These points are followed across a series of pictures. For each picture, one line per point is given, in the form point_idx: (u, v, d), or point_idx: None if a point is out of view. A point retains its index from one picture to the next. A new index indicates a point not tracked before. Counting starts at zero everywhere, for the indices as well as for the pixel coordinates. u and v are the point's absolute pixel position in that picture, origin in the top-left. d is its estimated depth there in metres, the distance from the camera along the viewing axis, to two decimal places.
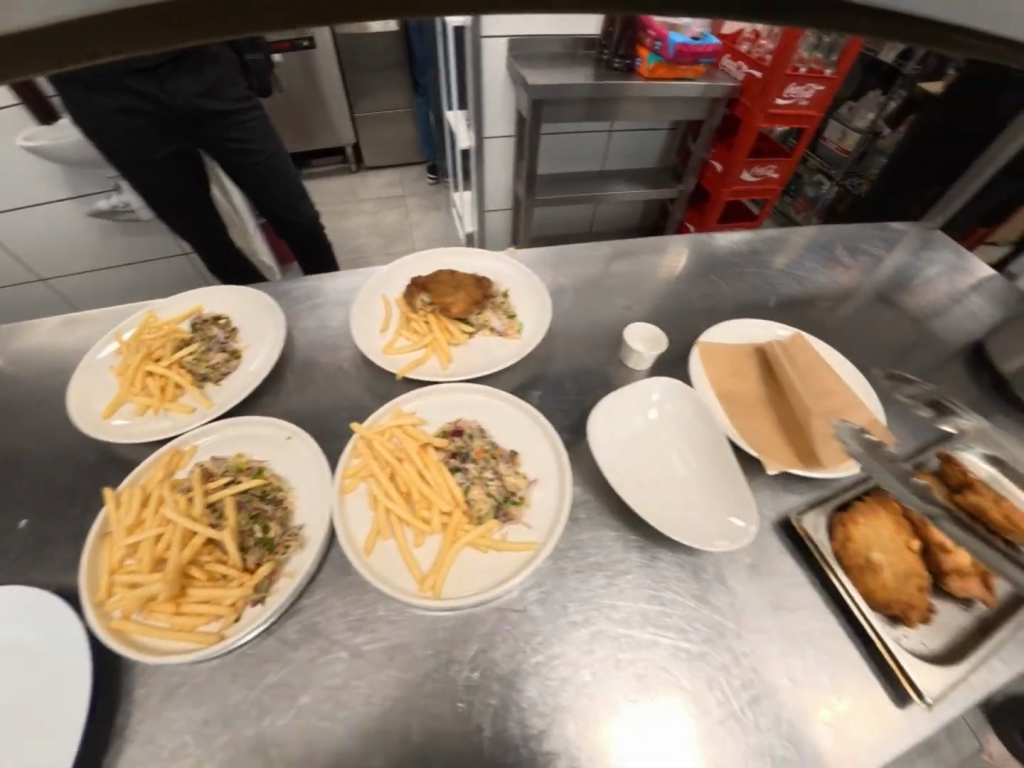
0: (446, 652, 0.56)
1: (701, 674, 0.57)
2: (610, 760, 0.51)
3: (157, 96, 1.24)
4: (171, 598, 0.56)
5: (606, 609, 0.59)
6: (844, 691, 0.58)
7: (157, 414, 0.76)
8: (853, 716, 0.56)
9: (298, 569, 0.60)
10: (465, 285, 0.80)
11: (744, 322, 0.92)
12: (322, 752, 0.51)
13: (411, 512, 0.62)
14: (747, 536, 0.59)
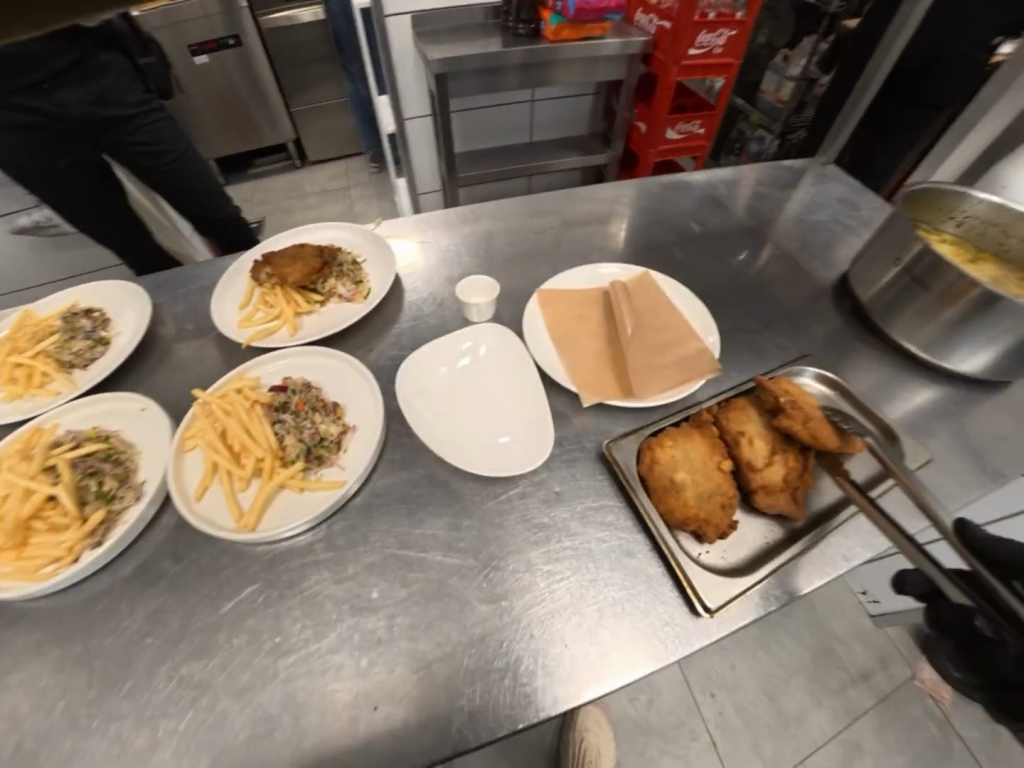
0: (254, 580, 0.61)
1: (490, 594, 0.60)
2: (389, 672, 0.55)
3: (46, 108, 1.27)
4: (12, 547, 0.62)
5: (408, 538, 0.64)
6: (634, 598, 0.61)
7: (24, 400, 0.81)
8: (641, 621, 0.59)
9: (132, 516, 0.65)
10: (303, 257, 0.84)
11: (595, 268, 0.95)
12: (132, 671, 0.56)
13: (235, 463, 0.67)
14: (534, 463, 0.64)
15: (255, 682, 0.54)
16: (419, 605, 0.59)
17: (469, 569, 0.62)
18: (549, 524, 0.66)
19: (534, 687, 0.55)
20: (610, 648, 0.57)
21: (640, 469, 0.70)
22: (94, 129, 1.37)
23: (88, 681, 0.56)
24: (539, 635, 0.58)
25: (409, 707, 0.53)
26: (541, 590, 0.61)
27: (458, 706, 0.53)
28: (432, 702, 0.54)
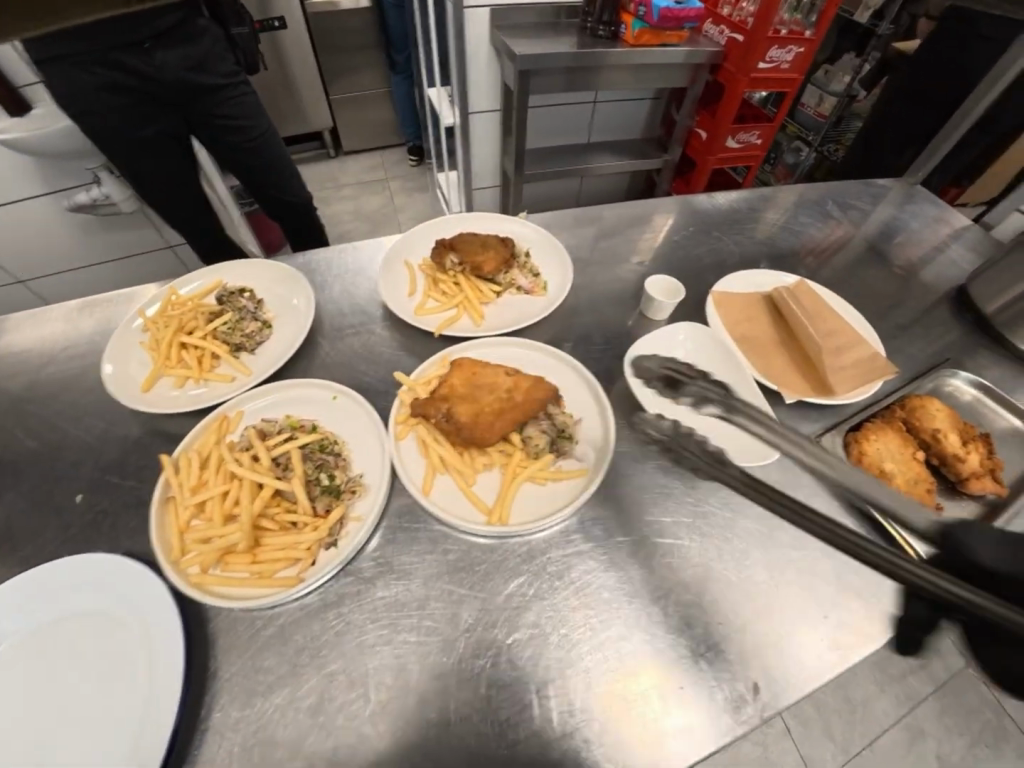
0: (518, 576, 0.59)
1: (744, 570, 0.62)
2: (674, 646, 0.56)
3: (144, 71, 1.21)
4: (248, 549, 0.59)
5: (656, 524, 0.65)
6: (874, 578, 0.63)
7: (196, 385, 0.77)
8: (859, 614, 0.60)
9: (366, 512, 0.62)
10: (492, 245, 0.82)
11: (751, 273, 0.99)
12: (414, 668, 0.54)
13: (465, 456, 0.64)
14: (779, 451, 0.67)
15: (547, 676, 0.54)
16: (681, 594, 0.59)
17: (714, 556, 0.63)
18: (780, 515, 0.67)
19: (810, 660, 0.56)
20: (784, 651, 0.57)
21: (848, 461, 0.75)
22: (185, 98, 1.31)
23: (372, 681, 0.54)
24: (721, 626, 0.58)
25: (569, 680, 0.53)
26: (726, 582, 0.61)
27: (745, 677, 0.54)
28: (604, 682, 0.53)
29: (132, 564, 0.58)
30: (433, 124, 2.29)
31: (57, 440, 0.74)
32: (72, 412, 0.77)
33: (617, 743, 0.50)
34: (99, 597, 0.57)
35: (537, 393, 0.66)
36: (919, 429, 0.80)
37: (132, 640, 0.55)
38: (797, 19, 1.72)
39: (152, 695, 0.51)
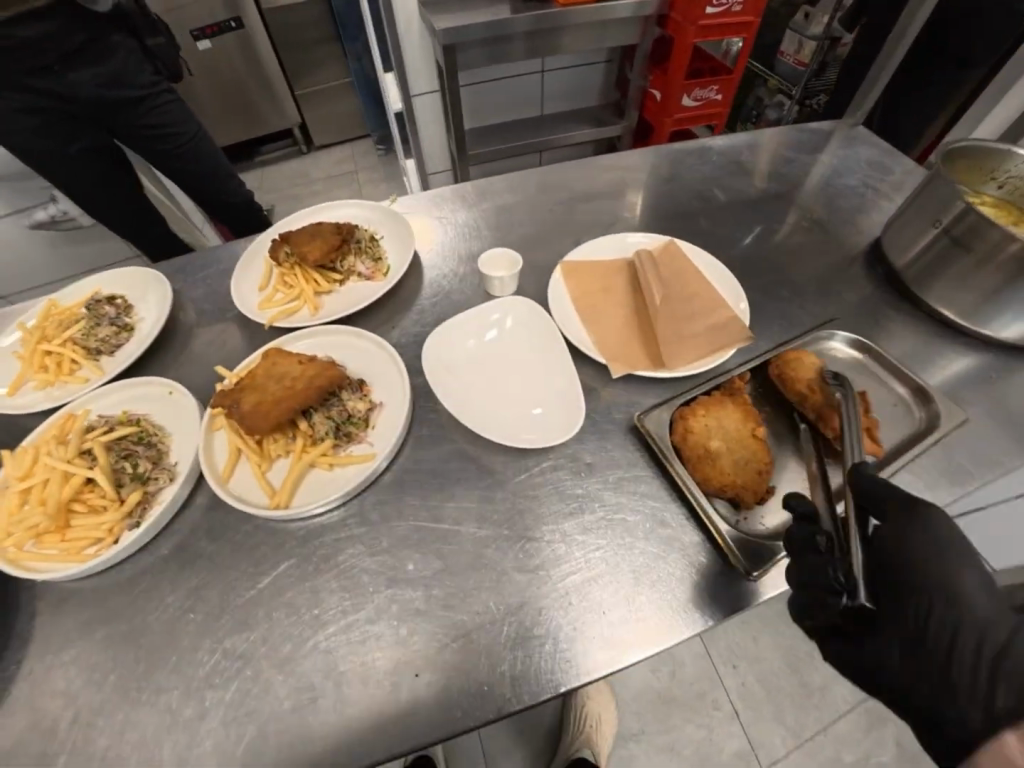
0: (293, 557, 0.61)
1: (526, 557, 0.61)
2: (430, 637, 0.55)
3: (57, 90, 1.29)
4: (57, 529, 0.63)
5: (443, 508, 0.64)
6: (671, 568, 0.60)
7: (56, 387, 0.83)
8: (642, 606, 0.57)
9: (169, 496, 0.66)
10: (322, 233, 0.83)
11: (621, 240, 0.94)
12: (176, 645, 0.57)
13: (260, 443, 0.66)
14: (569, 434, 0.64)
15: (295, 652, 0.55)
16: (453, 577, 0.59)
17: (496, 537, 0.62)
18: (586, 495, 0.65)
19: (570, 653, 0.54)
20: (598, 630, 0.56)
21: (672, 438, 0.69)
22: (104, 112, 1.38)
23: (137, 655, 0.57)
24: (485, 617, 0.56)
25: (577, 655, 0.54)
26: (570, 560, 0.60)
27: (497, 669, 0.54)
28: (589, 650, 0.55)
29: None
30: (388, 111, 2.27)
31: None
32: None
33: (354, 717, 0.51)
34: None
35: (321, 380, 0.66)
36: (795, 382, 0.71)
37: None
38: None
39: None
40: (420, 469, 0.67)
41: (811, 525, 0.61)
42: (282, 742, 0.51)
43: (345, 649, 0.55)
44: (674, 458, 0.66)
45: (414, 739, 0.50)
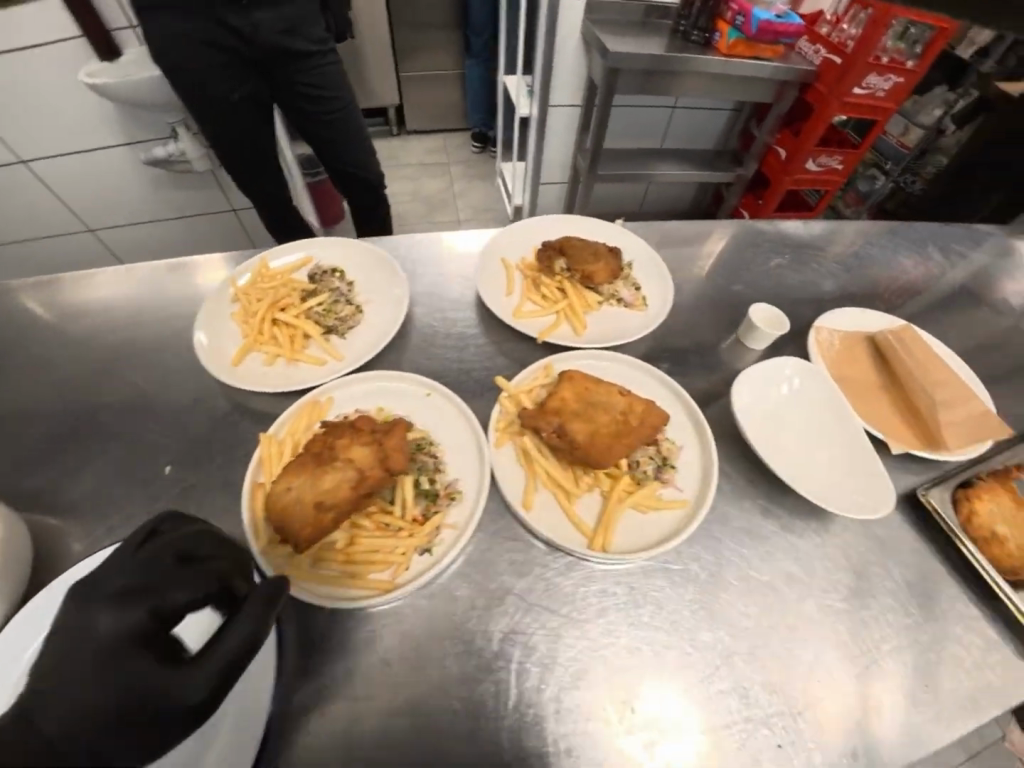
0: (618, 606, 0.59)
1: (842, 626, 0.63)
2: (775, 696, 0.56)
3: (240, 31, 1.18)
4: (343, 547, 0.56)
5: (752, 568, 0.65)
6: (966, 652, 0.63)
7: (288, 364, 0.75)
8: (952, 684, 0.61)
9: (462, 521, 0.59)
10: (604, 255, 0.79)
11: (856, 310, 0.95)
12: (512, 691, 0.53)
13: (569, 471, 0.63)
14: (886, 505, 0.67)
15: (643, 705, 0.54)
16: (785, 640, 0.61)
17: (813, 604, 0.64)
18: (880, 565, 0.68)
19: (910, 726, 0.57)
20: (923, 703, 0.59)
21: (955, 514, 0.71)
22: (274, 62, 1.28)
23: (464, 696, 0.52)
24: (818, 679, 0.59)
25: (917, 729, 0.57)
26: (878, 631, 0.63)
27: (852, 742, 0.55)
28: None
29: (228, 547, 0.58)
30: (506, 112, 2.21)
31: (146, 400, 0.74)
32: (157, 376, 0.77)
33: None
34: None
35: (649, 419, 0.62)
36: None
37: None
38: (900, 47, 1.64)
39: None
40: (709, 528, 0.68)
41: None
42: None
43: (696, 711, 0.54)
44: (965, 539, 0.68)
45: None
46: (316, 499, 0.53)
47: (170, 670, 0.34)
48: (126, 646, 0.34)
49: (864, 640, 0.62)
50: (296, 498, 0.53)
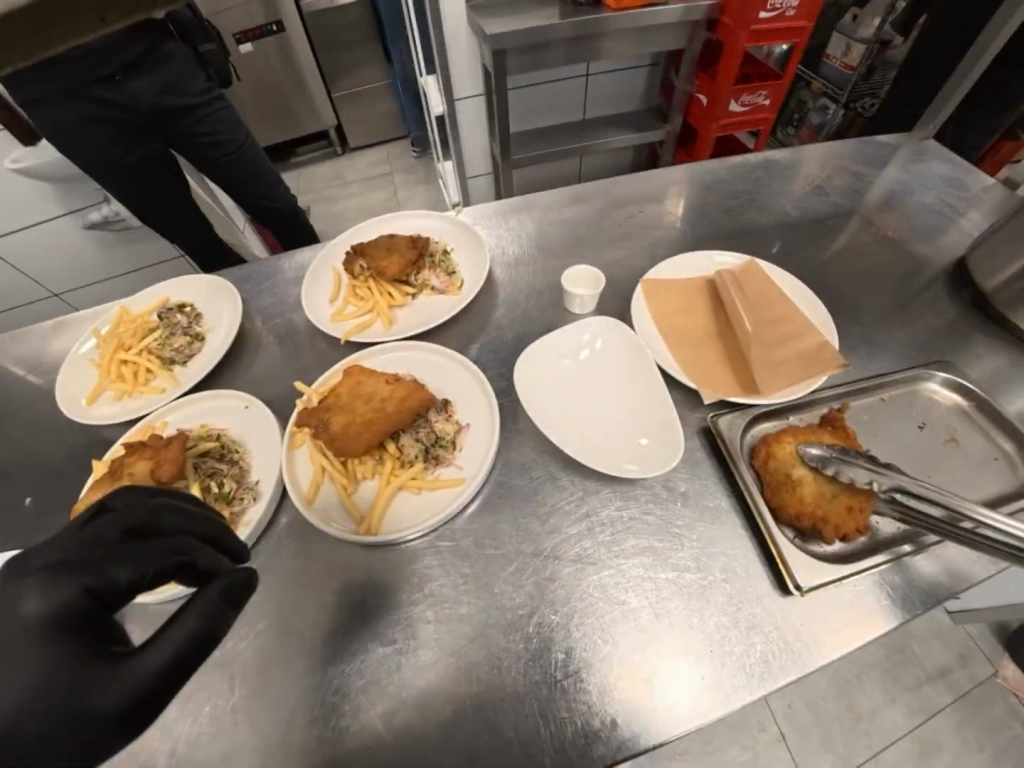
0: (388, 586, 0.61)
1: (628, 591, 0.59)
2: (533, 670, 0.55)
3: (119, 102, 1.27)
4: None
5: (536, 537, 0.63)
6: (770, 605, 0.58)
7: (132, 397, 0.83)
8: (749, 647, 0.55)
9: (252, 519, 0.65)
10: (398, 248, 0.83)
11: (694, 255, 0.92)
12: (270, 678, 0.56)
13: (345, 463, 0.65)
14: (673, 457, 0.62)
15: (393, 682, 0.55)
16: (557, 609, 0.59)
17: (596, 570, 0.61)
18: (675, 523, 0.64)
19: (685, 694, 0.53)
20: (708, 671, 0.54)
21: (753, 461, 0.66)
22: (160, 121, 1.37)
23: (222, 689, 0.56)
24: (586, 652, 0.56)
25: (692, 698, 0.53)
26: (671, 593, 0.59)
27: (612, 713, 0.53)
28: (542, 744, 0.51)
29: None
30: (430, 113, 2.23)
31: (18, 444, 0.84)
32: (30, 421, 0.86)
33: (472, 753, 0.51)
34: None
35: (411, 402, 0.65)
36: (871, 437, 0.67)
37: None
38: None
39: None
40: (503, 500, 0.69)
41: (886, 556, 0.58)
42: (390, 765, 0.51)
43: (445, 687, 0.55)
44: (743, 464, 0.65)
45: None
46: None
47: (101, 662, 0.36)
48: (54, 624, 0.36)
49: (647, 597, 0.59)
50: None
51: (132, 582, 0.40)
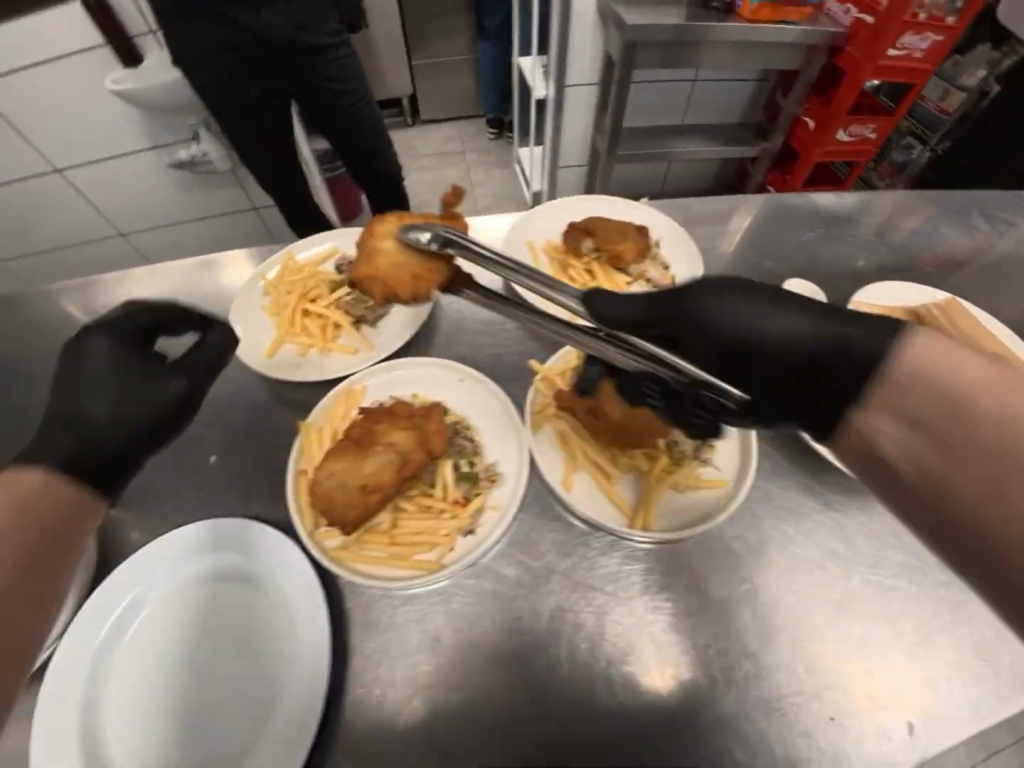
0: (655, 580, 0.59)
1: (897, 600, 0.59)
2: (819, 671, 0.55)
3: (255, 30, 1.19)
4: (388, 530, 0.57)
5: (798, 547, 0.62)
6: None
7: (320, 354, 0.77)
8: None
9: (504, 501, 0.59)
10: (630, 234, 0.79)
11: (893, 284, 0.92)
12: (555, 664, 0.55)
13: (607, 454, 0.63)
14: None
15: (683, 673, 0.55)
16: (832, 617, 0.58)
17: (865, 582, 0.60)
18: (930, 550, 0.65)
19: (978, 706, 0.54)
20: (997, 684, 0.55)
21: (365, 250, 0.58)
22: (291, 60, 1.28)
23: (506, 671, 0.55)
24: (869, 657, 0.56)
25: (989, 709, 0.54)
26: (941, 606, 0.59)
27: (910, 721, 0.53)
28: (844, 746, 0.52)
29: (274, 536, 0.60)
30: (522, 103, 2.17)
31: None
32: None
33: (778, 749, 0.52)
34: (240, 564, 0.60)
35: None
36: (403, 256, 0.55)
37: (267, 621, 0.57)
38: (939, 3, 1.53)
39: (298, 678, 0.53)
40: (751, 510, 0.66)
41: None
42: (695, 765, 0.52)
43: (736, 691, 0.55)
44: None
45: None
46: (361, 483, 0.54)
47: (141, 382, 0.58)
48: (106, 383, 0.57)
49: (920, 615, 0.58)
50: (340, 483, 0.54)
51: (89, 405, 0.55)
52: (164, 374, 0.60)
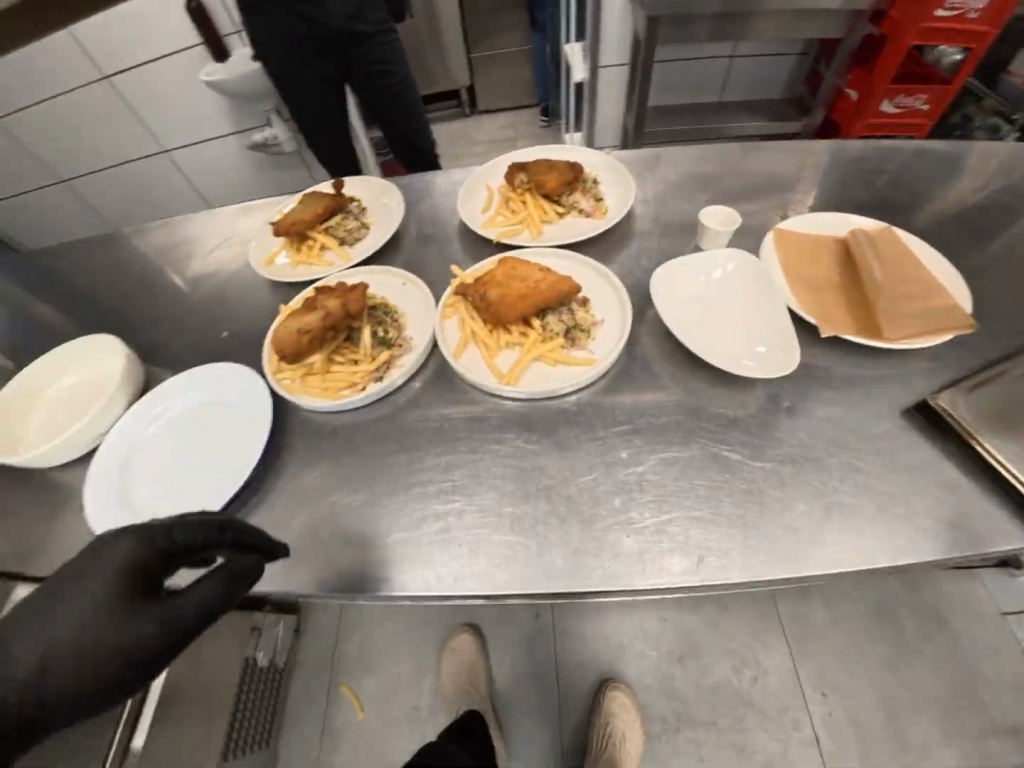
0: (509, 427, 0.71)
1: (724, 470, 0.65)
2: (630, 507, 0.62)
3: (315, 19, 1.44)
4: (320, 371, 0.76)
5: (648, 419, 0.70)
6: (870, 517, 0.60)
7: (307, 267, 0.96)
8: (839, 534, 0.59)
9: (407, 362, 0.76)
10: (559, 166, 0.91)
11: (834, 218, 0.92)
12: (409, 475, 0.68)
13: (493, 332, 0.76)
14: (793, 365, 0.68)
15: (513, 492, 0.65)
16: (658, 476, 0.65)
17: (699, 451, 0.66)
18: (787, 433, 0.67)
19: (771, 555, 0.58)
20: (797, 547, 0.58)
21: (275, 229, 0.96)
22: (343, 45, 1.53)
23: (375, 473, 0.69)
24: (683, 506, 0.62)
25: (782, 557, 0.57)
26: (763, 479, 0.63)
27: (700, 556, 0.58)
28: (630, 563, 0.58)
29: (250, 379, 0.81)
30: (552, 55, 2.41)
31: (216, 291, 1.04)
32: (226, 276, 1.06)
33: (573, 555, 0.59)
34: (226, 398, 0.81)
35: (561, 287, 0.75)
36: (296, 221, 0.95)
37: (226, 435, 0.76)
38: None
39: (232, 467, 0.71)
40: (614, 388, 0.73)
41: None
42: (496, 556, 0.60)
43: (553, 510, 0.63)
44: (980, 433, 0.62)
45: (615, 583, 0.57)
46: (300, 330, 0.73)
47: (139, 603, 0.48)
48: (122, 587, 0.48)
49: (744, 480, 0.64)
50: (286, 329, 0.73)
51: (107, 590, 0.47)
52: (144, 608, 0.48)
